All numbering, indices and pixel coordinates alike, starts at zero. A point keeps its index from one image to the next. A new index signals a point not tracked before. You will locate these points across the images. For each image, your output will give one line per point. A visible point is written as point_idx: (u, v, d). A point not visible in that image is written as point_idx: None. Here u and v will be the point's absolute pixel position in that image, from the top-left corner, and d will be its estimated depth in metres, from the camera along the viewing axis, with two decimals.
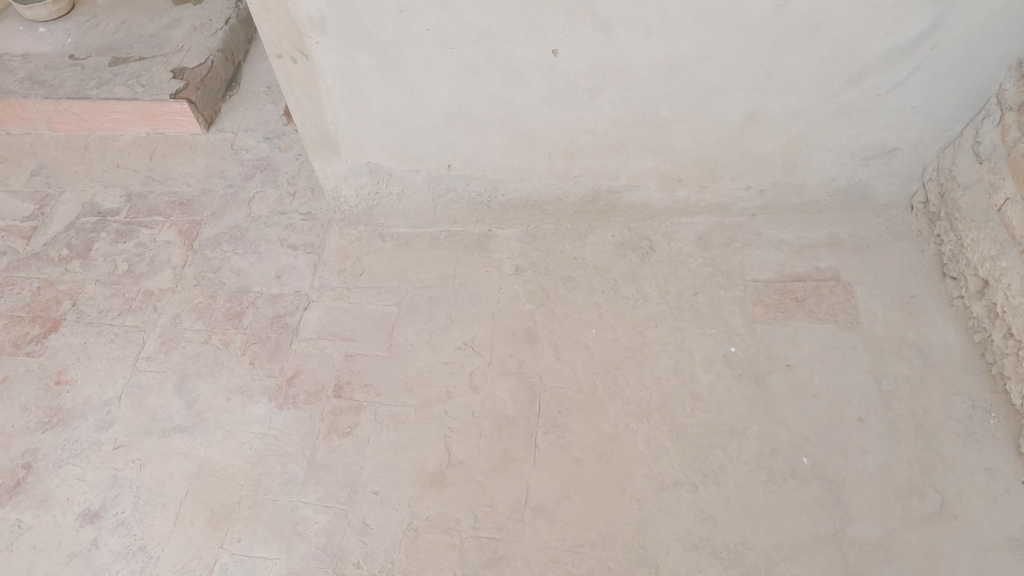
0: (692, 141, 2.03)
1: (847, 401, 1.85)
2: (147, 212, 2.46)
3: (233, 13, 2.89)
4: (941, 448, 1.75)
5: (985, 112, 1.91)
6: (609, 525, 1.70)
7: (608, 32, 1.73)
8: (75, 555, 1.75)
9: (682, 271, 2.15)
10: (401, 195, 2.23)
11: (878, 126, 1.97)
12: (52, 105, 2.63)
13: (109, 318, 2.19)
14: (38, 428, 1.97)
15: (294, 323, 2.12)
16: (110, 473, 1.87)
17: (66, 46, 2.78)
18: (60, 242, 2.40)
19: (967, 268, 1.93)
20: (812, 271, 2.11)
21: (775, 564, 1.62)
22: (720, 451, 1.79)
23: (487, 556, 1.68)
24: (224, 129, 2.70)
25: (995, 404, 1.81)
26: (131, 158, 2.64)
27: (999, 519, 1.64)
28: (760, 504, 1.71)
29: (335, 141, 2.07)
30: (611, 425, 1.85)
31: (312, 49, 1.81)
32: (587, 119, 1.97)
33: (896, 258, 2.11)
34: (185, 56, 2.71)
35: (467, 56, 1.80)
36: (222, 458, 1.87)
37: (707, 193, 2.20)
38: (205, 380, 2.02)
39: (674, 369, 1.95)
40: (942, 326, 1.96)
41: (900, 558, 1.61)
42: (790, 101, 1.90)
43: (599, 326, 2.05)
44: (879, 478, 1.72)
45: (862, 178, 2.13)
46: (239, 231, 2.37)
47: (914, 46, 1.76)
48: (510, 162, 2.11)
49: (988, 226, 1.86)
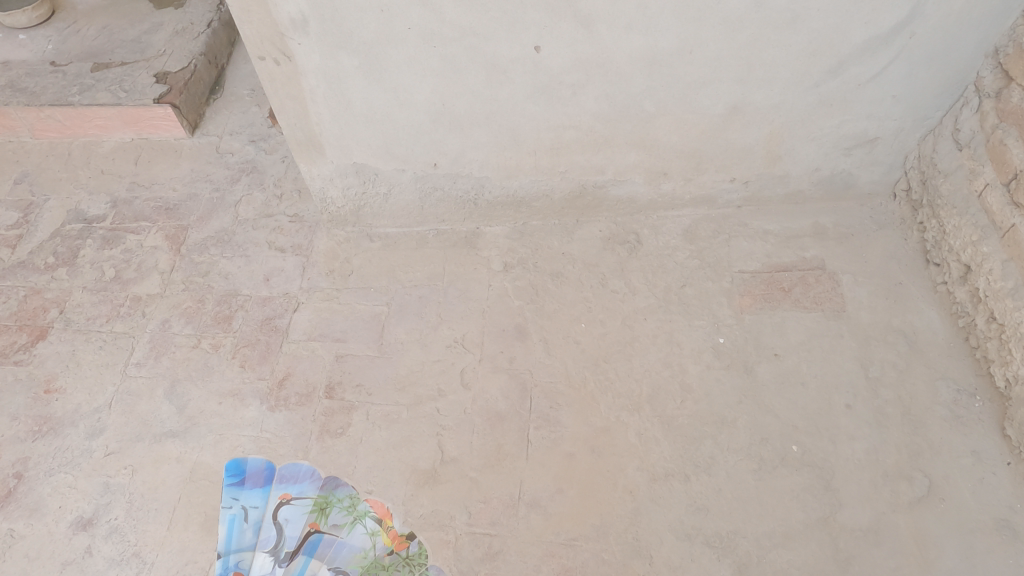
0: (676, 134, 2.04)
1: (835, 389, 1.87)
2: (133, 218, 2.45)
3: (215, 16, 2.88)
4: (928, 432, 1.78)
5: (964, 100, 1.94)
6: (602, 518, 1.71)
7: (589, 27, 1.74)
8: (69, 563, 1.75)
9: (669, 264, 2.16)
10: (388, 194, 2.23)
11: (859, 116, 1.99)
12: (34, 113, 2.61)
13: (98, 325, 2.18)
14: (28, 436, 1.96)
15: (284, 325, 2.12)
16: (102, 480, 1.87)
17: (47, 53, 2.77)
18: (46, 250, 2.39)
19: (950, 254, 1.96)
20: (798, 261, 2.13)
21: (767, 551, 1.64)
22: (711, 441, 1.81)
23: (481, 552, 1.69)
24: (209, 133, 2.69)
25: (979, 388, 1.84)
26: (115, 165, 2.62)
27: (986, 500, 1.66)
28: (751, 493, 1.72)
29: (320, 143, 2.07)
30: (602, 419, 1.87)
31: (295, 50, 1.80)
32: (571, 115, 1.98)
33: (880, 246, 2.14)
34: (167, 60, 2.70)
35: (449, 55, 1.80)
36: (215, 462, 1.87)
37: (692, 186, 2.21)
38: (196, 384, 2.02)
39: (663, 361, 1.96)
40: (927, 312, 1.99)
41: (889, 541, 1.63)
42: (772, 92, 1.91)
43: (588, 320, 2.06)
44: (868, 463, 1.74)
45: (845, 168, 2.15)
46: (226, 234, 2.37)
47: (892, 37, 1.78)
48: (496, 160, 2.12)
49: (969, 212, 1.89)
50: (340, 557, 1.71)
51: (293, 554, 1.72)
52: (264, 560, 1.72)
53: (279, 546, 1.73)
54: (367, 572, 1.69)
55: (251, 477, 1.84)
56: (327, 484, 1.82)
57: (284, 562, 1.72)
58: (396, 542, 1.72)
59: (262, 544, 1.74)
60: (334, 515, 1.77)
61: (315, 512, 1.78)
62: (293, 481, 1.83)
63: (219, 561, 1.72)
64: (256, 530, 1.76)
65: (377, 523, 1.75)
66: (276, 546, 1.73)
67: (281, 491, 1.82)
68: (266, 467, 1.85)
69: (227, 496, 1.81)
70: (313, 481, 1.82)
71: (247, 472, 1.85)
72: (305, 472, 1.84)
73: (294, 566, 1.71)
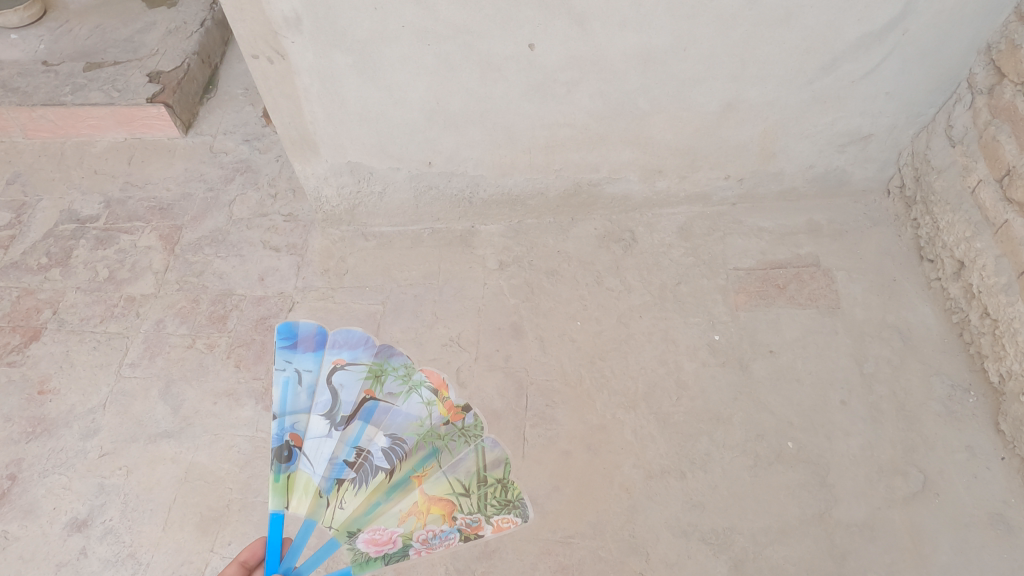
0: (670, 132, 2.04)
1: (830, 385, 1.88)
2: (126, 217, 2.44)
3: (208, 15, 2.87)
4: (922, 428, 1.78)
5: (957, 96, 1.95)
6: (599, 515, 1.72)
7: (583, 24, 1.74)
8: (64, 564, 1.74)
9: (665, 262, 2.17)
10: (383, 193, 2.23)
11: (852, 113, 2.00)
12: (27, 113, 2.59)
13: (91, 326, 2.17)
14: (23, 437, 1.95)
15: (279, 324, 2.11)
16: (97, 481, 1.86)
17: (39, 52, 2.76)
18: (38, 250, 2.37)
19: (944, 250, 1.97)
20: (793, 257, 2.14)
21: (763, 547, 1.64)
22: (707, 438, 1.81)
23: (478, 550, 1.69)
24: (202, 132, 2.69)
25: (973, 383, 1.85)
26: (108, 164, 2.61)
27: (981, 496, 1.67)
28: (747, 489, 1.73)
29: (315, 141, 2.06)
30: (598, 417, 1.87)
31: (288, 49, 1.79)
32: (565, 113, 1.98)
33: (874, 243, 2.15)
34: (160, 60, 2.69)
35: (444, 53, 1.80)
36: (210, 462, 1.87)
37: (687, 183, 2.21)
38: (191, 385, 2.01)
39: (659, 359, 1.97)
40: (920, 308, 2.00)
41: (885, 537, 1.64)
42: (766, 89, 1.92)
43: (583, 318, 2.06)
44: (863, 459, 1.75)
45: (838, 164, 2.16)
46: (221, 234, 2.36)
47: (884, 34, 1.78)
48: (491, 158, 2.12)
49: (962, 208, 1.90)
50: (396, 424, 1.86)
51: (349, 419, 1.87)
52: (319, 424, 1.87)
53: (334, 411, 1.89)
54: (424, 439, 1.83)
55: (304, 341, 2.07)
56: (381, 352, 2.02)
57: (340, 426, 1.86)
58: (452, 414, 1.88)
59: (316, 409, 1.90)
60: (390, 384, 1.95)
61: (371, 380, 1.95)
62: (348, 348, 2.03)
63: (277, 421, 1.91)
64: (311, 395, 1.93)
65: (432, 392, 1.93)
66: (331, 412, 1.88)
67: (335, 357, 2.01)
68: (317, 332, 2.08)
69: (282, 361, 2.03)
70: (366, 348, 2.03)
71: (300, 337, 2.08)
72: (358, 338, 2.05)
73: (351, 429, 1.85)
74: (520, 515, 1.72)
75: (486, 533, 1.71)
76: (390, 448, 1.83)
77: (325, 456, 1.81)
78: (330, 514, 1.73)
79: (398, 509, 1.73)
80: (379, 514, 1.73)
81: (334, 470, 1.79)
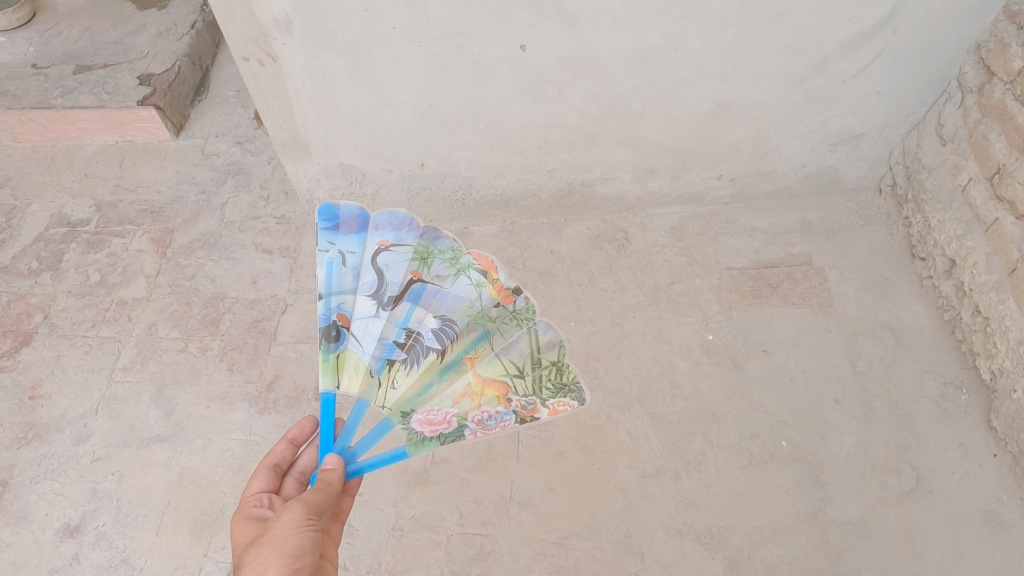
0: (663, 132, 2.05)
1: (823, 383, 1.88)
2: (117, 221, 2.43)
3: (199, 17, 2.86)
4: (915, 425, 1.79)
5: (947, 95, 1.96)
6: (594, 515, 1.72)
7: (575, 25, 1.74)
8: (56, 570, 1.73)
9: (658, 262, 2.17)
10: (375, 195, 2.23)
11: (844, 112, 2.00)
12: (16, 116, 2.58)
13: (83, 330, 2.16)
14: (14, 443, 1.94)
15: (272, 327, 2.11)
16: (89, 486, 1.85)
17: (29, 55, 2.74)
18: (28, 254, 2.36)
19: (935, 248, 1.97)
20: (785, 257, 2.14)
21: (758, 546, 1.65)
22: (701, 437, 1.82)
23: (474, 552, 1.68)
24: (194, 134, 2.67)
25: (966, 380, 1.85)
26: (98, 168, 2.60)
27: (974, 493, 1.68)
28: (741, 489, 1.73)
29: (306, 143, 2.06)
30: (593, 417, 1.87)
31: (279, 51, 1.79)
32: (558, 114, 1.98)
33: (866, 242, 2.16)
34: (151, 62, 2.68)
35: (436, 54, 1.80)
36: (203, 466, 1.86)
37: (680, 183, 2.22)
38: (184, 388, 2.00)
39: (653, 359, 1.97)
40: (912, 306, 2.01)
41: (879, 535, 1.64)
42: (758, 89, 1.92)
43: (577, 318, 2.06)
44: (857, 457, 1.75)
45: (830, 163, 2.17)
46: (213, 237, 2.36)
47: (875, 33, 1.79)
48: (483, 159, 2.12)
49: (954, 207, 1.91)
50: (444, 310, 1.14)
51: (399, 297, 1.13)
52: (361, 302, 1.13)
53: (380, 286, 1.13)
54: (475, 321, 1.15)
55: None
56: (423, 233, 1.16)
57: (386, 308, 1.13)
58: (501, 296, 1.17)
59: (357, 285, 1.13)
60: (436, 267, 1.15)
61: (415, 259, 1.15)
62: None
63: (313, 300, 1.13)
64: (352, 272, 1.13)
65: (482, 275, 1.17)
66: (375, 286, 1.13)
67: None
68: None
69: (320, 240, 1.15)
70: None
71: None
72: None
73: (399, 310, 1.13)
74: (576, 399, 1.14)
75: (542, 419, 1.12)
76: (445, 327, 1.15)
77: (375, 334, 1.13)
78: (382, 394, 1.11)
79: (456, 386, 1.12)
80: (436, 393, 1.12)
81: (386, 346, 1.13)
